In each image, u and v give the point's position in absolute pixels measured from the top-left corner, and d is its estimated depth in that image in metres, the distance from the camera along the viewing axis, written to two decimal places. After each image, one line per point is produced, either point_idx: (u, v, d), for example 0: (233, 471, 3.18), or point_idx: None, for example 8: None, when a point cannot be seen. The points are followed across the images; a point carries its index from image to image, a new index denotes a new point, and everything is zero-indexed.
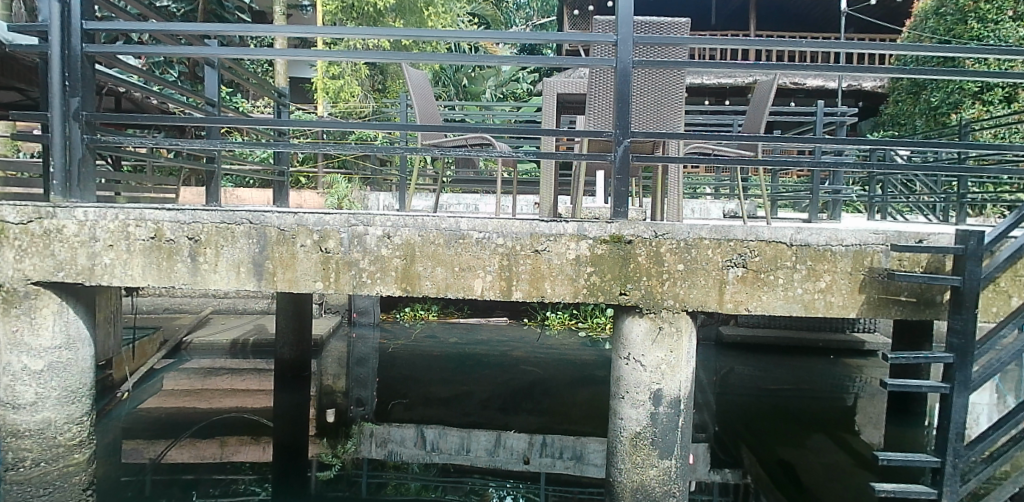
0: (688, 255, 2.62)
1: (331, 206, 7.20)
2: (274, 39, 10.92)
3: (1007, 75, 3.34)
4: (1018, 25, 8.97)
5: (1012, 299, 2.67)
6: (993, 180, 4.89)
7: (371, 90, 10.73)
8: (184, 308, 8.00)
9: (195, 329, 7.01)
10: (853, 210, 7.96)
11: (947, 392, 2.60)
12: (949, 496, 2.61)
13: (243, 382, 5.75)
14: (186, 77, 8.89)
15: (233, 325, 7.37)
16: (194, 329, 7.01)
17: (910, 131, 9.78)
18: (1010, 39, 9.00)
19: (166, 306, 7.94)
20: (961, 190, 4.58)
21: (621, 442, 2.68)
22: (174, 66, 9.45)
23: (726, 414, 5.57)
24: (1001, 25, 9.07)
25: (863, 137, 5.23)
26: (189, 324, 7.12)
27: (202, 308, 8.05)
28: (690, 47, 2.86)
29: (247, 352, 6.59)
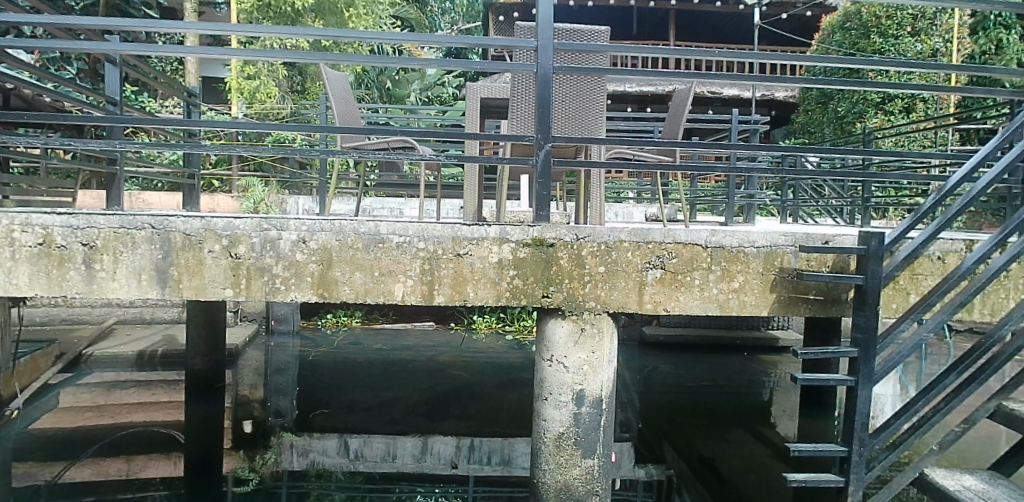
0: (609, 258, 2.66)
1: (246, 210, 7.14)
2: (184, 37, 10.46)
3: (902, 87, 3.58)
4: (916, 39, 9.70)
5: (910, 296, 2.92)
6: (895, 185, 5.21)
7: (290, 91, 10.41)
8: (84, 319, 7.53)
9: (97, 342, 6.61)
10: (768, 213, 8.34)
11: (852, 385, 2.73)
12: (856, 483, 2.76)
13: (153, 396, 5.47)
14: (88, 75, 8.41)
15: (139, 336, 6.98)
16: (97, 341, 6.61)
17: (819, 140, 10.35)
18: (908, 54, 9.73)
19: (64, 318, 7.45)
20: (865, 195, 4.83)
21: (545, 443, 2.69)
22: (73, 63, 8.90)
23: (650, 412, 5.69)
24: (900, 40, 9.78)
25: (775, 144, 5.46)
26: (90, 336, 6.70)
27: (105, 318, 7.60)
28: (611, 54, 2.92)
29: (155, 364, 6.32)
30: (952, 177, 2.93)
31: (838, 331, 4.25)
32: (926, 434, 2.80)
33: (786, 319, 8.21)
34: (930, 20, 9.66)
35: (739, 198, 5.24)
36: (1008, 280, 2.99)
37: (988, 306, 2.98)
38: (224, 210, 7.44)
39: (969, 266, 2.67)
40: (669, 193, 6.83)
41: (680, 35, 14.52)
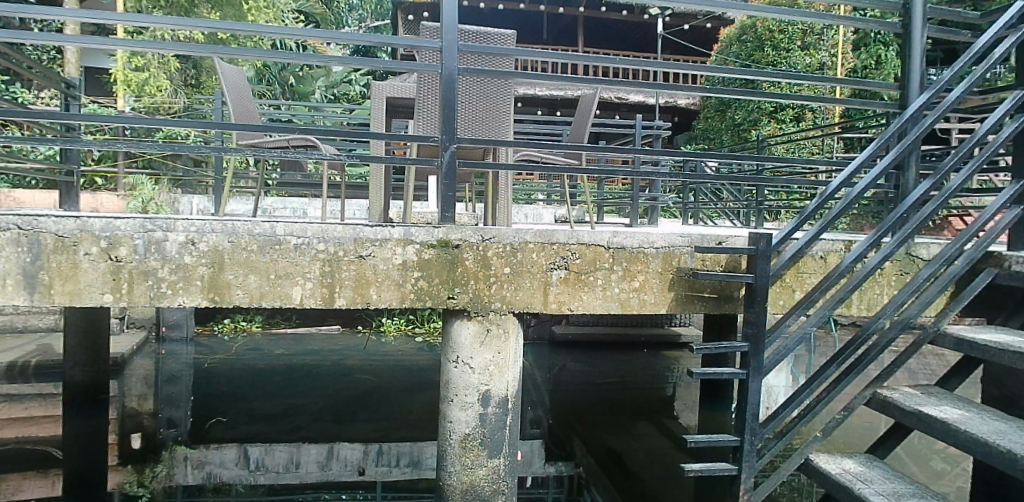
0: (514, 259, 2.69)
1: (133, 210, 6.78)
2: (62, 23, 9.72)
3: (792, 98, 3.81)
4: (805, 54, 10.40)
5: (795, 293, 3.13)
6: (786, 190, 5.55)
7: (182, 85, 9.88)
8: None
9: None
10: (671, 215, 8.71)
11: (744, 377, 2.88)
12: (748, 470, 2.91)
13: (27, 411, 5.05)
14: None
15: (12, 347, 6.43)
16: None
17: (718, 146, 10.91)
18: (799, 67, 10.45)
19: None
20: (759, 198, 5.12)
21: (451, 445, 2.69)
22: None
23: (560, 409, 5.80)
24: (791, 54, 10.46)
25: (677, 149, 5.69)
26: None
27: None
28: (516, 58, 2.94)
29: (29, 376, 5.82)
30: (833, 182, 3.13)
31: (733, 326, 4.45)
32: (810, 421, 2.99)
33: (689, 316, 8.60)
34: (817, 35, 10.34)
35: (643, 201, 5.43)
36: (882, 277, 3.23)
37: (865, 302, 3.20)
38: (108, 210, 7.08)
39: (849, 263, 2.85)
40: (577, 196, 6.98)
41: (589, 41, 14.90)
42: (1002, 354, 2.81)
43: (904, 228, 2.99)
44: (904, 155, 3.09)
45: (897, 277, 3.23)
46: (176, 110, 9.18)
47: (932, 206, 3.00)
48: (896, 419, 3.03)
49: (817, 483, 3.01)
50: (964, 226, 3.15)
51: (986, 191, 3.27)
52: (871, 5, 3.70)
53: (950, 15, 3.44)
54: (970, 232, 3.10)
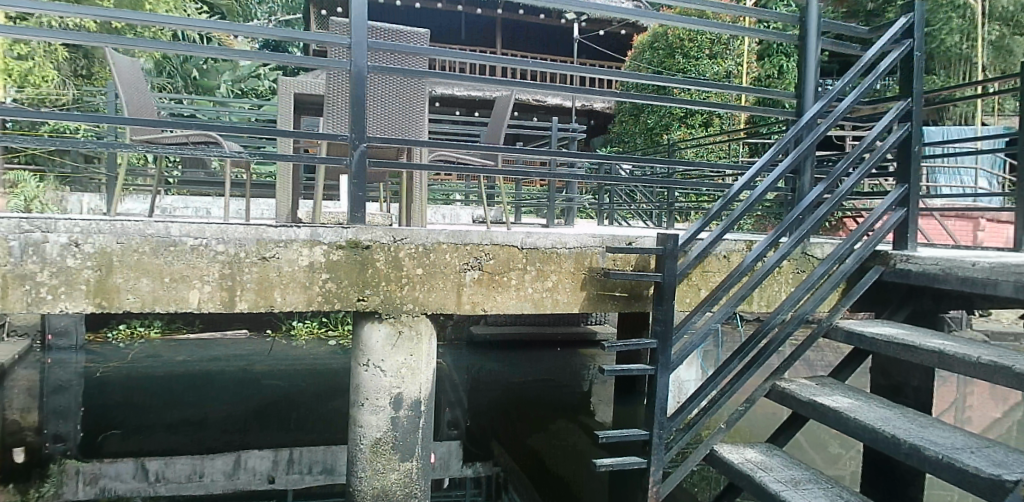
0: (427, 260, 2.67)
1: (14, 208, 6.37)
2: None
3: (701, 105, 3.97)
4: (712, 63, 10.82)
5: (700, 291, 3.25)
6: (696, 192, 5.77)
7: (71, 75, 9.26)
8: None
9: None
10: (586, 216, 8.90)
11: (653, 373, 2.96)
12: (657, 463, 3.00)
13: None
14: None
15: None
16: None
17: (631, 149, 11.22)
18: (707, 75, 10.82)
19: None
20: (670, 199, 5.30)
21: (361, 450, 2.64)
22: None
23: (478, 410, 5.81)
24: (700, 63, 10.83)
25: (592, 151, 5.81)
26: None
27: None
28: (430, 57, 2.93)
29: None
30: (735, 184, 3.25)
31: (644, 324, 4.59)
32: (715, 413, 3.12)
33: (605, 314, 8.84)
34: (724, 46, 10.92)
35: (560, 202, 5.52)
36: (781, 275, 3.40)
37: (765, 299, 3.36)
38: None
39: (750, 262, 2.97)
40: (494, 197, 7.04)
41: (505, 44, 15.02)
42: (887, 346, 3.03)
43: (801, 228, 3.16)
44: (801, 159, 3.25)
45: (794, 275, 3.41)
46: (64, 102, 8.63)
47: (826, 208, 3.18)
48: (793, 409, 3.20)
49: (721, 473, 3.14)
50: (854, 227, 3.36)
51: (874, 194, 3.49)
52: (772, 18, 3.91)
53: (842, 29, 3.67)
54: (859, 232, 3.32)
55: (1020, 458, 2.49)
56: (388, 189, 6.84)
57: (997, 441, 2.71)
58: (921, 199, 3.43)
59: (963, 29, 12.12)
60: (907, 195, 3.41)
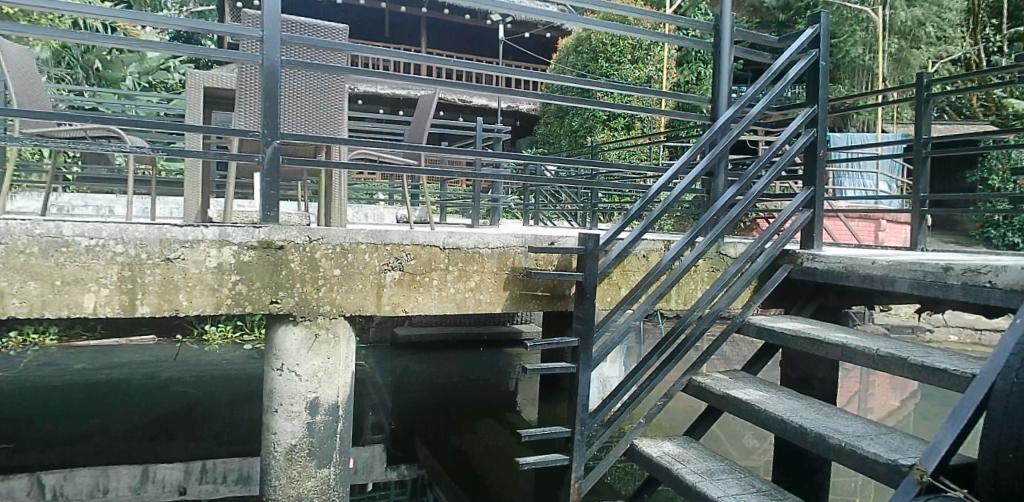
0: (345, 260, 2.61)
1: None
2: None
3: (624, 108, 4.06)
4: (633, 67, 11.40)
5: (620, 290, 3.33)
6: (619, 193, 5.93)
7: None
8: None
9: None
10: (512, 216, 9.19)
11: (574, 371, 2.98)
12: (578, 459, 3.03)
13: None
14: None
15: None
16: None
17: (556, 149, 12.02)
18: (628, 79, 11.41)
19: None
20: (594, 200, 5.42)
21: (275, 458, 2.55)
22: None
23: (402, 412, 5.75)
24: (622, 67, 11.42)
25: (517, 152, 5.89)
26: None
27: None
28: (349, 53, 2.87)
29: None
30: (654, 185, 3.33)
31: (565, 322, 4.69)
32: (634, 409, 3.18)
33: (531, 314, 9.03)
34: (645, 51, 11.41)
35: (485, 202, 5.55)
36: (697, 273, 3.51)
37: (682, 296, 3.47)
38: None
39: (668, 261, 3.05)
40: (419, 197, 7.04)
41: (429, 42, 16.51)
42: (796, 340, 3.17)
43: (716, 228, 3.27)
44: (716, 162, 3.36)
45: (710, 273, 3.53)
46: None
47: (739, 208, 3.30)
48: (709, 402, 3.32)
49: (641, 467, 3.21)
50: (765, 227, 3.51)
51: (784, 196, 3.65)
52: (689, 26, 4.05)
53: (755, 38, 3.83)
54: (770, 232, 3.47)
55: (914, 443, 2.65)
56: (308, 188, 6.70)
57: (894, 429, 2.88)
58: (826, 201, 3.62)
59: (866, 42, 13.51)
60: (814, 197, 3.59)
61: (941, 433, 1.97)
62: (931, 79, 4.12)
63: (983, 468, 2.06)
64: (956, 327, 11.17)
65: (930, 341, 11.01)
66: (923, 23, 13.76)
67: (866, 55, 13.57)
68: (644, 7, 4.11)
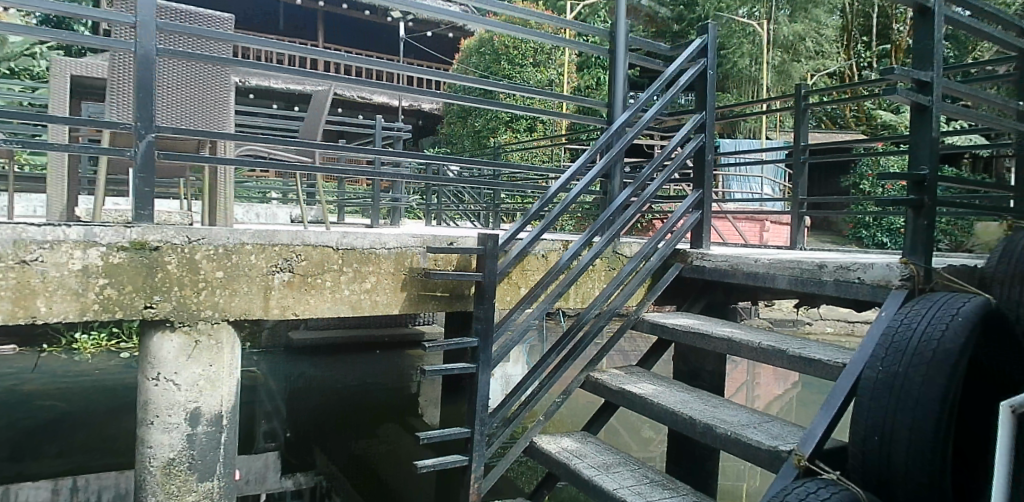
0: (228, 262, 2.48)
1: None
2: None
3: (526, 110, 4.10)
4: (534, 71, 12.02)
5: (519, 289, 3.36)
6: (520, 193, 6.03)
7: None
8: None
9: None
10: (414, 216, 9.37)
11: (473, 371, 2.94)
12: (477, 460, 3.00)
13: None
14: None
15: None
16: None
17: (459, 149, 12.37)
18: (530, 81, 12.00)
19: None
20: (496, 200, 5.49)
21: (150, 473, 2.39)
22: None
23: (296, 421, 5.73)
24: (524, 70, 12.01)
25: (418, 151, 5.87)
26: None
27: None
28: (235, 44, 2.73)
29: None
30: (553, 186, 3.37)
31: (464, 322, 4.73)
32: (532, 407, 3.21)
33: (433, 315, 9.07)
34: (546, 55, 12.09)
35: (386, 201, 5.50)
36: (594, 272, 3.60)
37: (580, 295, 3.55)
38: None
39: (566, 261, 3.10)
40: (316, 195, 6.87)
41: (327, 37, 16.79)
42: (686, 335, 3.33)
43: (612, 229, 3.35)
44: (612, 165, 3.45)
45: (606, 272, 3.63)
46: None
47: (634, 210, 3.40)
48: (605, 398, 3.41)
49: (540, 464, 3.26)
50: (658, 227, 3.65)
51: (676, 197, 3.80)
52: (587, 31, 4.15)
53: (648, 46, 3.97)
54: (662, 232, 3.61)
55: (791, 429, 2.83)
56: (193, 186, 6.35)
57: (774, 417, 3.07)
58: (714, 203, 3.80)
59: (752, 53, 14.40)
60: (703, 198, 3.77)
61: (817, 419, 2.35)
62: (808, 90, 4.43)
63: (851, 451, 2.26)
64: (831, 320, 12.19)
65: (809, 333, 11.93)
66: (803, 38, 14.85)
67: (752, 66, 14.48)
68: (544, 11, 4.17)
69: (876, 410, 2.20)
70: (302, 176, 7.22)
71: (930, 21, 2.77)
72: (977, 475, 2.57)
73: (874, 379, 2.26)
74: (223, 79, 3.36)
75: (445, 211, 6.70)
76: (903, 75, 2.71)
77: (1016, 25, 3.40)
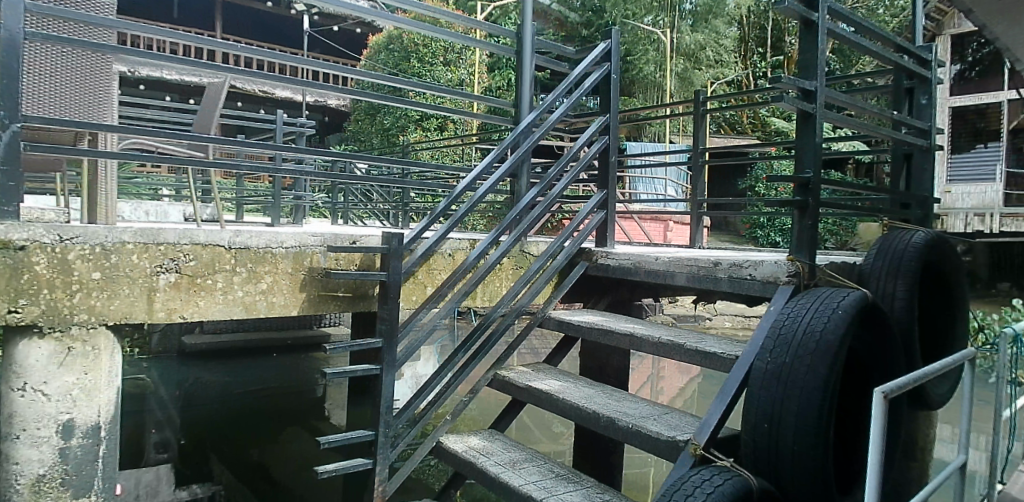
0: (106, 262, 2.33)
1: None
2: None
3: (439, 110, 4.06)
4: (444, 69, 12.08)
5: (426, 289, 3.35)
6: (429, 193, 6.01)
7: None
8: None
9: None
10: (321, 215, 9.16)
11: (377, 373, 2.88)
12: (382, 463, 2.94)
13: None
14: None
15: None
16: None
17: (367, 146, 12.29)
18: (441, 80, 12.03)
19: None
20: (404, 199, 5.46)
21: (16, 492, 2.21)
22: None
23: (188, 428, 6.02)
24: (434, 69, 12.05)
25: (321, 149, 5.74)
26: None
27: None
28: (118, 30, 2.56)
29: None
30: (463, 185, 3.36)
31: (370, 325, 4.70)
32: (438, 407, 3.20)
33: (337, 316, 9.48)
34: (456, 54, 12.16)
35: (287, 199, 5.34)
36: (502, 271, 3.62)
37: (487, 294, 3.56)
38: None
39: (473, 259, 3.10)
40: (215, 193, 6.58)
41: (226, 28, 16.26)
42: (591, 332, 3.41)
43: (520, 228, 3.38)
44: (519, 164, 3.48)
45: (514, 271, 3.66)
46: None
47: (542, 209, 3.44)
48: (513, 395, 3.45)
49: (447, 464, 3.25)
50: (565, 226, 3.72)
51: (582, 198, 3.88)
52: (498, 32, 4.17)
53: (555, 49, 4.04)
54: (568, 231, 3.68)
55: (687, 420, 2.96)
56: (73, 182, 5.93)
57: (672, 408, 3.20)
58: (619, 203, 3.91)
59: (657, 60, 14.98)
60: (607, 199, 3.88)
61: (712, 410, 2.46)
62: (705, 96, 4.65)
63: (743, 440, 2.38)
64: (729, 315, 12.93)
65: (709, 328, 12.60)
66: (703, 47, 15.48)
67: (657, 73, 15.08)
68: (454, 10, 4.15)
69: (765, 399, 2.33)
70: (198, 173, 6.87)
71: (815, 34, 2.96)
72: (855, 455, 2.78)
73: (764, 369, 2.39)
74: (105, 66, 3.15)
75: (353, 210, 6.56)
76: (790, 84, 2.87)
77: (890, 40, 3.67)
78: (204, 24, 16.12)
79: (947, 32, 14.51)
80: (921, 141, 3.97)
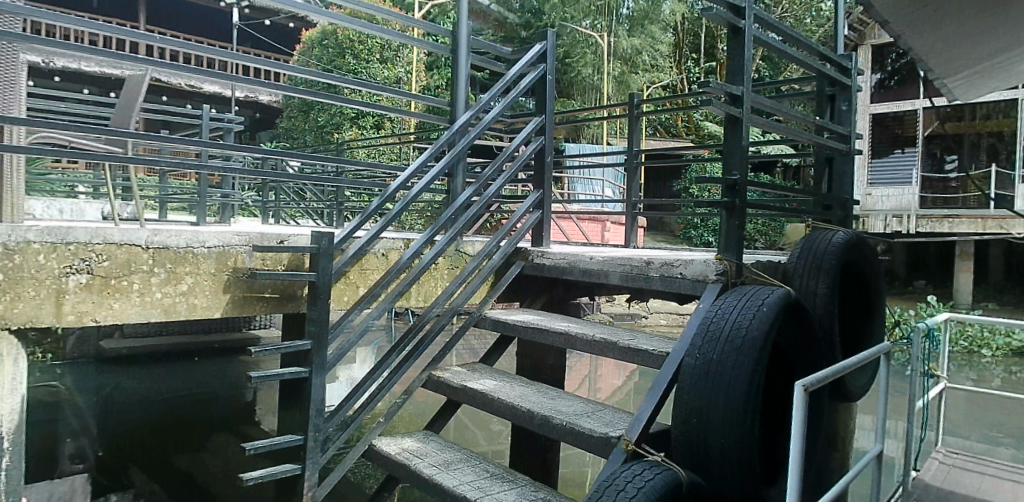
0: (8, 263, 2.22)
1: None
2: None
3: (375, 108, 4.00)
4: (380, 66, 11.96)
5: (357, 289, 3.30)
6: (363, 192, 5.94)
7: None
8: None
9: None
10: (252, 213, 8.91)
11: (306, 375, 2.80)
12: (311, 468, 2.87)
13: None
14: None
15: None
16: None
17: (302, 144, 12.09)
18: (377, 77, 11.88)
19: None
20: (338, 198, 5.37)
21: None
22: None
23: (106, 436, 5.79)
24: (370, 66, 11.93)
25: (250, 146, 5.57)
26: None
27: None
28: (26, 18, 2.42)
29: None
30: (399, 184, 3.32)
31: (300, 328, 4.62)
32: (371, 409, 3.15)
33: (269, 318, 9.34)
34: (393, 52, 12.07)
35: (213, 197, 5.17)
36: (437, 271, 3.61)
37: (422, 294, 3.54)
38: None
39: (407, 259, 3.07)
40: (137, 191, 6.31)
41: (149, 18, 15.70)
42: (525, 330, 3.44)
43: (456, 227, 3.37)
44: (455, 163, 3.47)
45: (449, 270, 3.65)
46: None
47: (478, 208, 3.45)
48: (447, 395, 3.44)
49: (381, 467, 3.21)
50: (500, 225, 3.73)
51: (518, 197, 3.91)
52: (435, 31, 4.15)
53: (492, 49, 4.04)
54: (504, 230, 3.70)
55: (619, 416, 3.01)
56: None
57: (606, 405, 3.25)
58: (554, 203, 3.96)
59: (594, 63, 15.24)
60: (543, 199, 3.91)
61: (644, 406, 2.51)
62: (639, 99, 4.74)
63: (674, 434, 2.43)
64: (665, 312, 13.30)
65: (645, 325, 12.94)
66: (640, 52, 15.91)
67: (594, 75, 15.35)
68: (390, 7, 4.10)
69: (695, 395, 2.40)
70: (118, 170, 6.58)
71: (741, 40, 3.06)
72: (778, 446, 2.90)
73: (694, 366, 2.45)
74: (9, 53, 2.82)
75: (284, 209, 6.39)
76: (718, 88, 2.95)
77: (814, 48, 3.83)
78: (126, 14, 15.49)
79: (868, 42, 15.32)
80: (841, 146, 4.17)
